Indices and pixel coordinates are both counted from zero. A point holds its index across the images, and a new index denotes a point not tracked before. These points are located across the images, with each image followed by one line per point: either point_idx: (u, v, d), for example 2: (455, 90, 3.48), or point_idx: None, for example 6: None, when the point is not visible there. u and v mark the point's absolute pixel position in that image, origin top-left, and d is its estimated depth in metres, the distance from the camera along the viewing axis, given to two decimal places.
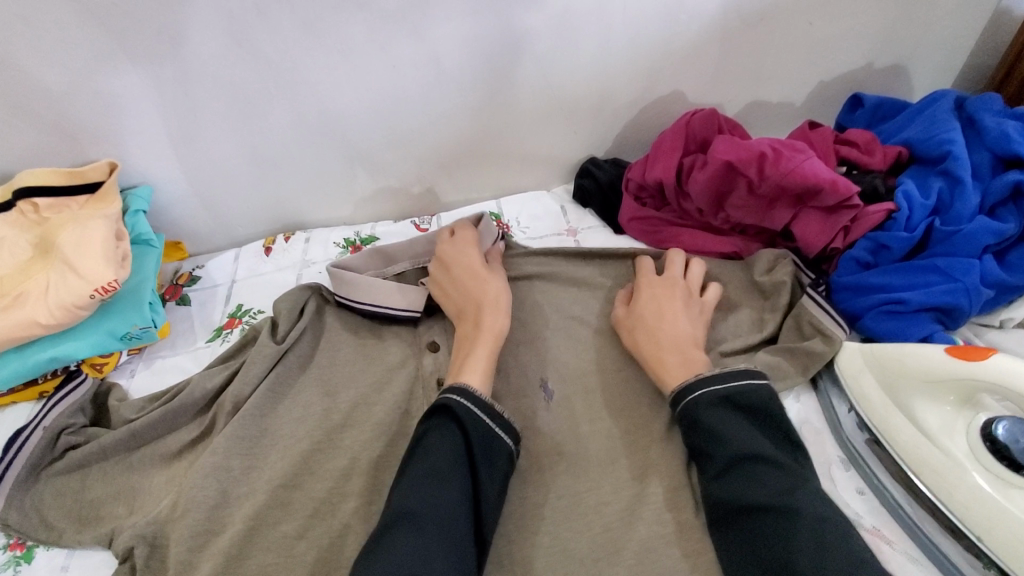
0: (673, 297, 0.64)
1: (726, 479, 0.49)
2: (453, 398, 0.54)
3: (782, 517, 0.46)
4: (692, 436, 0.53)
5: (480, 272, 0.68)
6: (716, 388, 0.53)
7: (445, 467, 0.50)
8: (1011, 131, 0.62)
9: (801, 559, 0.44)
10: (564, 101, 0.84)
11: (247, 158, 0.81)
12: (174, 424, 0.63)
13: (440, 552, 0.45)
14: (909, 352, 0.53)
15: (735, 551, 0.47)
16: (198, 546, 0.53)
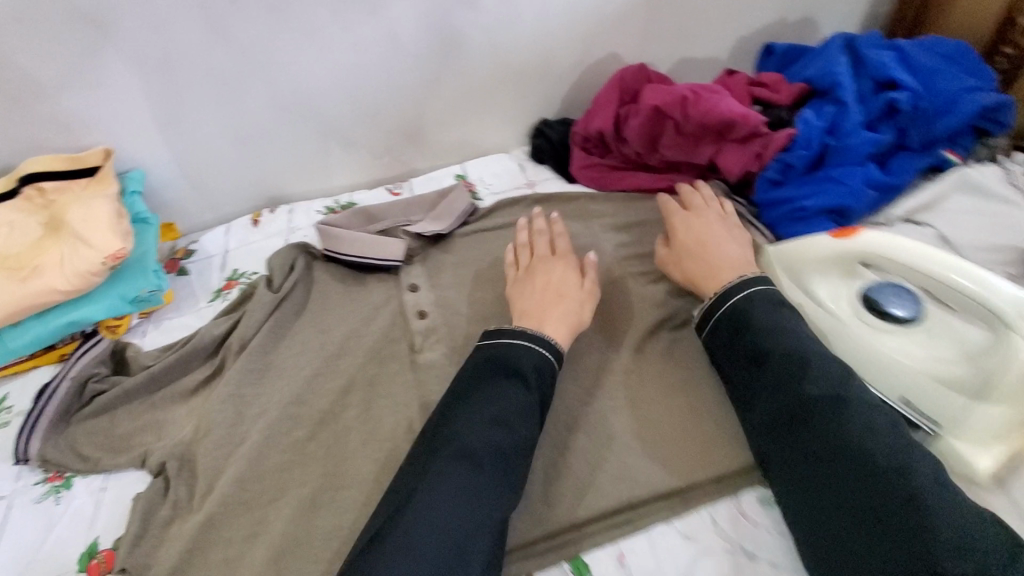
0: (713, 224, 0.71)
1: (770, 381, 0.55)
2: (532, 338, 0.60)
3: (831, 403, 0.51)
4: (740, 341, 0.59)
5: (567, 293, 0.67)
6: (762, 294, 0.61)
7: (517, 403, 0.55)
8: (887, 61, 0.73)
9: (852, 426, 0.50)
10: (513, 68, 0.94)
11: (230, 139, 0.89)
12: (187, 367, 0.71)
13: (490, 479, 0.51)
14: (806, 244, 0.63)
15: (788, 432, 0.53)
16: (223, 454, 0.62)
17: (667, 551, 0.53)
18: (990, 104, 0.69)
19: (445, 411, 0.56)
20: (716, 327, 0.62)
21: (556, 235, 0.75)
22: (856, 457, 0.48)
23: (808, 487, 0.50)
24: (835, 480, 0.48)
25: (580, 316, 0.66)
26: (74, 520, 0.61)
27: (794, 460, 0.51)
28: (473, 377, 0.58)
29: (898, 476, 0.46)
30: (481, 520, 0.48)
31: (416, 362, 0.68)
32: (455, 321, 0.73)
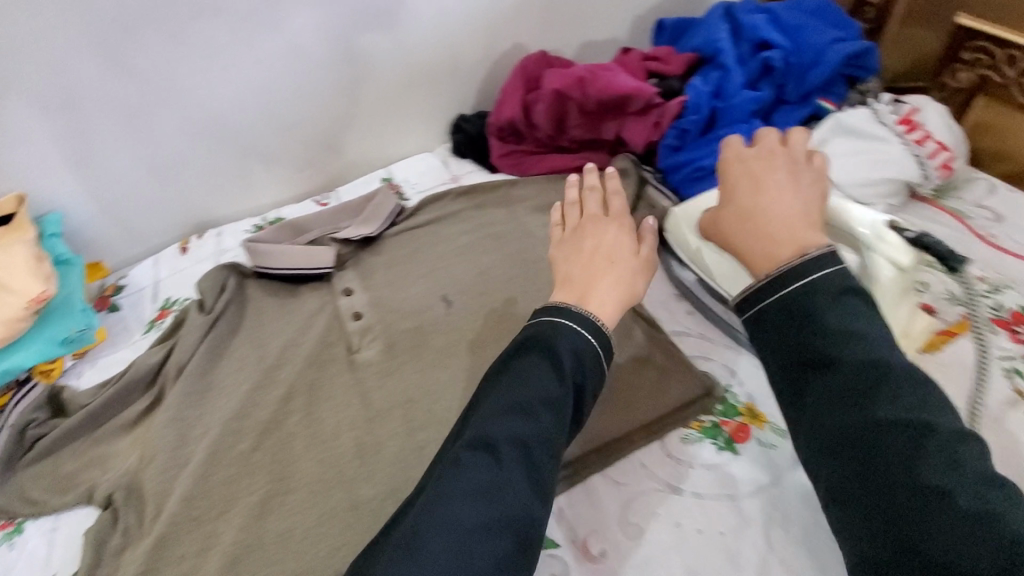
0: (775, 172, 0.52)
1: (831, 398, 0.41)
2: (580, 314, 0.51)
3: (909, 432, 0.38)
4: (798, 336, 0.43)
5: (618, 259, 0.57)
6: (829, 275, 0.44)
7: (546, 392, 0.46)
8: (759, 23, 0.78)
9: (930, 469, 0.37)
10: (422, 68, 0.96)
11: (147, 169, 0.88)
12: (127, 399, 0.71)
13: (514, 478, 0.43)
14: (702, 199, 0.70)
15: (849, 461, 0.40)
16: (170, 477, 0.62)
17: (603, 499, 0.55)
18: (854, 51, 0.75)
19: (473, 403, 0.49)
20: (760, 317, 0.45)
21: (610, 193, 0.63)
22: (936, 505, 0.36)
23: (867, 529, 0.38)
24: (902, 530, 0.37)
25: (630, 288, 0.55)
26: (27, 564, 0.61)
27: (850, 495, 0.40)
28: (504, 359, 0.50)
29: (991, 531, 0.34)
30: (497, 518, 0.42)
31: (354, 362, 0.70)
32: (390, 318, 0.75)
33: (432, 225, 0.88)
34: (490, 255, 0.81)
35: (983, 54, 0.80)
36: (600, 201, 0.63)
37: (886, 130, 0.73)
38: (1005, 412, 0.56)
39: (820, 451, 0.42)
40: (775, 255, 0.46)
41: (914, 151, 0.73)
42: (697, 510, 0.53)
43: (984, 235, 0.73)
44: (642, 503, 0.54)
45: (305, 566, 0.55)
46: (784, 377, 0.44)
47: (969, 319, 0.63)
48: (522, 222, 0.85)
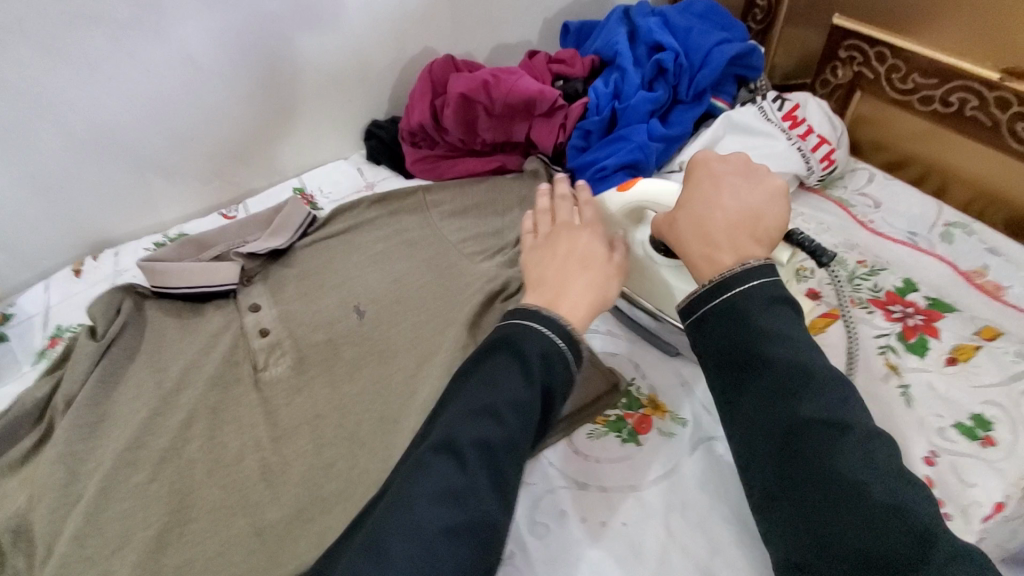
0: (730, 182, 0.56)
1: (762, 395, 0.46)
2: (552, 318, 0.52)
3: (828, 427, 0.43)
4: (735, 339, 0.48)
5: (594, 265, 0.59)
6: (761, 288, 0.49)
7: (516, 394, 0.47)
8: (652, 26, 0.82)
9: (844, 463, 0.41)
10: (330, 74, 0.94)
11: (32, 189, 0.82)
12: (13, 437, 0.66)
13: (480, 482, 0.43)
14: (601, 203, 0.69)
15: (777, 454, 0.44)
16: (58, 517, 0.58)
17: None
18: (737, 52, 0.80)
19: (445, 407, 0.49)
20: (702, 322, 0.50)
21: (584, 203, 0.67)
22: (846, 491, 0.41)
23: (791, 515, 0.43)
24: (823, 515, 0.41)
25: (604, 294, 0.58)
26: None
27: (776, 487, 0.44)
28: (479, 361, 0.51)
29: (896, 517, 0.39)
30: (468, 519, 0.42)
31: (260, 380, 0.68)
32: (300, 333, 0.73)
33: (346, 234, 0.86)
34: (403, 262, 0.80)
35: (857, 52, 0.88)
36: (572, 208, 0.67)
37: (774, 127, 0.78)
38: (877, 385, 0.60)
39: (751, 445, 0.46)
40: (717, 262, 0.51)
41: (799, 145, 0.78)
42: (602, 504, 0.55)
43: (865, 222, 0.79)
44: (549, 501, 0.55)
45: None
46: (722, 377, 0.49)
47: (853, 301, 0.68)
48: (436, 227, 0.85)
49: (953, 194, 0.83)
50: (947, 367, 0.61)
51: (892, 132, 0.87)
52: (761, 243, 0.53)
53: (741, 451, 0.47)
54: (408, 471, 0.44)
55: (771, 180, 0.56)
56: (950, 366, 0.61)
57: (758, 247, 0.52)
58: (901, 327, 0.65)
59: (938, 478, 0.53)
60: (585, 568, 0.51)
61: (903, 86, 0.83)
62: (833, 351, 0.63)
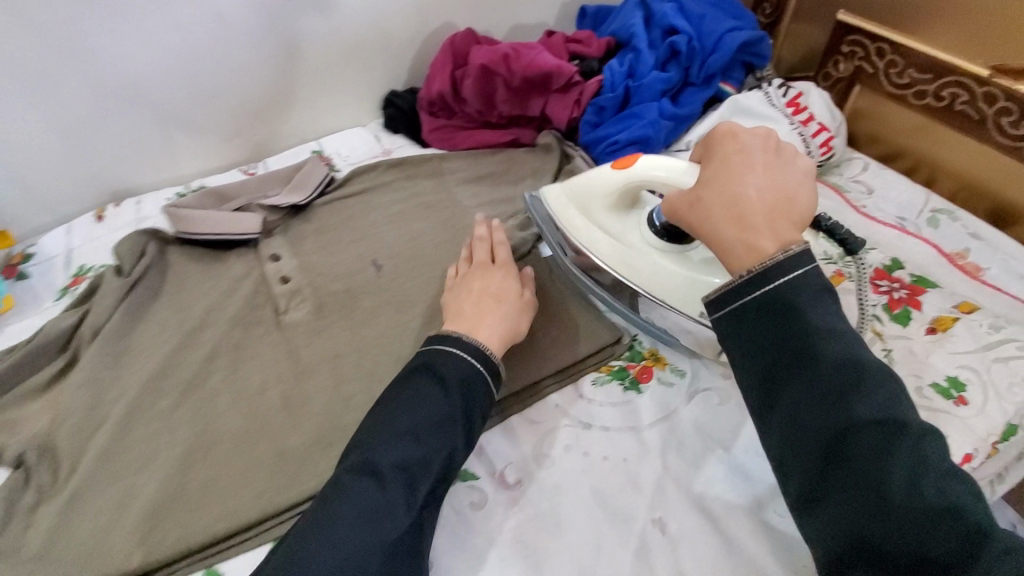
0: (760, 162, 0.54)
1: (809, 396, 0.43)
2: (467, 344, 0.57)
3: (884, 430, 0.41)
4: (780, 333, 0.44)
5: (505, 298, 0.64)
6: (805, 279, 0.45)
7: (433, 417, 0.52)
8: (668, 10, 0.86)
9: (899, 468, 0.40)
10: (353, 42, 0.97)
11: (56, 134, 0.84)
12: (37, 364, 0.68)
13: (397, 499, 0.48)
14: (596, 179, 0.68)
15: (827, 459, 0.42)
16: (84, 436, 0.61)
17: (520, 435, 0.60)
18: (747, 39, 0.85)
19: (367, 424, 0.52)
20: (739, 315, 0.47)
21: (496, 243, 0.71)
22: (904, 498, 0.39)
23: (840, 522, 0.41)
24: (879, 524, 0.40)
25: (518, 323, 0.63)
26: None
27: (825, 492, 0.42)
28: (402, 382, 0.55)
29: (952, 522, 0.39)
30: (387, 532, 0.46)
31: (282, 322, 0.71)
32: (319, 281, 0.76)
33: (363, 194, 0.89)
34: (419, 223, 0.83)
35: (858, 47, 0.92)
36: (490, 250, 0.70)
37: (777, 111, 0.83)
38: None
39: (796, 448, 0.43)
40: (759, 246, 0.48)
41: (800, 130, 0.83)
42: (604, 441, 0.59)
43: (858, 206, 0.84)
44: (555, 438, 0.60)
45: (230, 509, 0.55)
46: (762, 373, 0.45)
47: (841, 275, 0.72)
48: (452, 192, 0.88)
49: (941, 185, 0.88)
50: (926, 336, 0.66)
51: (887, 126, 0.92)
52: (797, 225, 0.50)
53: (784, 454, 0.44)
54: (328, 487, 0.49)
55: (800, 162, 0.55)
56: (929, 335, 0.66)
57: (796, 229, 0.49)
58: (886, 299, 0.69)
59: None
60: (587, 495, 0.55)
61: (900, 81, 0.88)
62: None
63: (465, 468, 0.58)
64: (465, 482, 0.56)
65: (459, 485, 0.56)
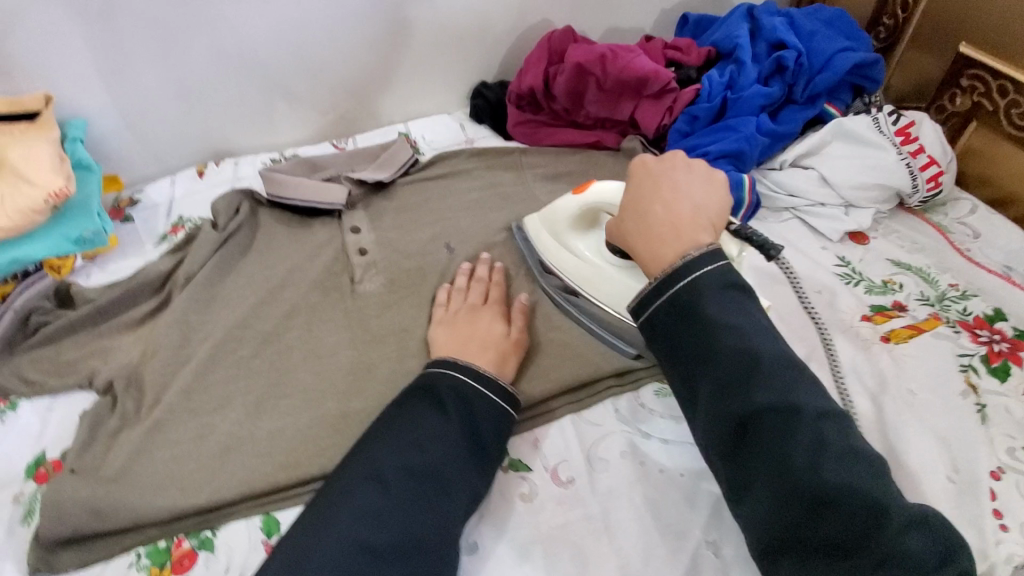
0: (673, 173, 0.57)
1: (716, 386, 0.46)
2: (465, 363, 0.56)
3: (781, 415, 0.43)
4: (688, 332, 0.48)
5: (491, 344, 0.61)
6: (709, 276, 0.48)
7: (435, 429, 0.51)
8: (778, 25, 0.85)
9: (798, 449, 0.42)
10: (453, 31, 1.00)
11: (174, 92, 0.90)
12: (134, 301, 0.73)
13: (405, 507, 0.47)
14: (555, 205, 0.72)
15: (732, 447, 0.45)
16: (169, 372, 0.65)
17: (575, 435, 0.59)
18: (860, 61, 0.83)
19: (368, 442, 0.51)
20: (654, 319, 0.49)
21: (493, 284, 0.70)
22: (804, 480, 0.42)
23: (760, 509, 0.44)
24: (786, 505, 0.42)
25: (503, 369, 0.60)
26: (17, 437, 0.61)
27: (742, 481, 0.45)
28: (398, 405, 0.53)
29: (850, 498, 0.40)
30: (411, 535, 0.46)
31: (356, 291, 0.73)
32: (395, 257, 0.78)
33: (443, 179, 0.91)
34: (496, 213, 0.84)
35: (978, 82, 0.87)
36: (483, 289, 0.69)
37: (885, 139, 0.81)
38: (953, 398, 0.60)
39: (710, 439, 0.46)
40: (660, 257, 0.51)
41: (908, 161, 0.80)
42: (662, 454, 0.57)
43: (961, 250, 0.79)
44: (612, 443, 0.59)
45: (293, 461, 0.57)
46: (675, 371, 0.49)
47: (938, 318, 0.68)
48: (530, 186, 0.89)
49: None
50: None
51: (999, 170, 0.86)
52: (709, 230, 0.52)
53: (706, 446, 0.47)
54: (333, 496, 0.47)
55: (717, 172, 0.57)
56: None
57: (702, 233, 0.51)
58: (985, 351, 0.64)
59: (1002, 493, 0.54)
60: (641, 505, 0.54)
61: (1020, 123, 0.82)
62: (913, 359, 0.64)
63: (517, 458, 0.57)
64: (517, 472, 0.56)
65: (510, 475, 0.56)
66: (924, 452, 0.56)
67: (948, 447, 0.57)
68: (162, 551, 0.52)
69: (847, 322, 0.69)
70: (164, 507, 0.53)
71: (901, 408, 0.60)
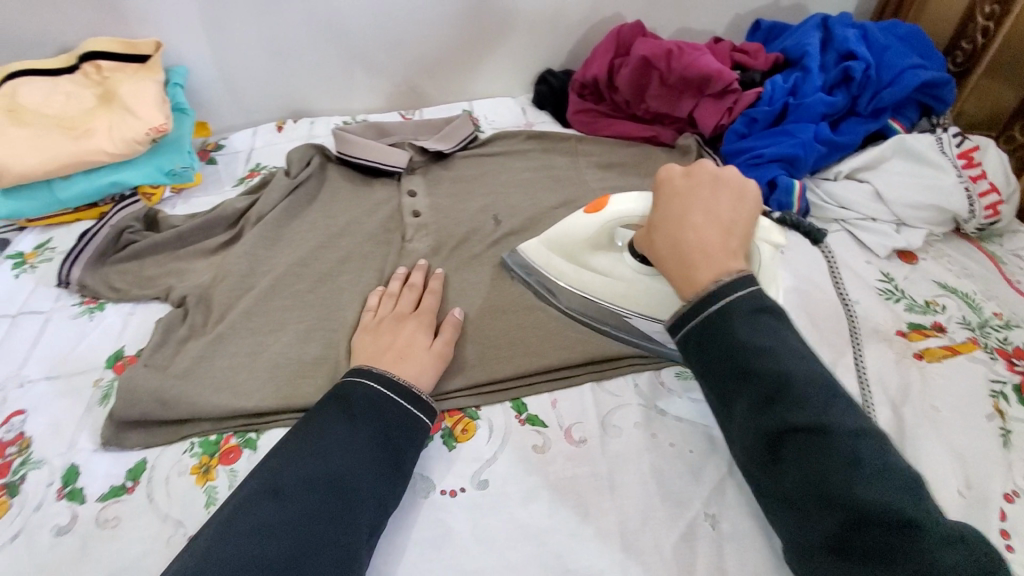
0: (705, 191, 0.54)
1: (749, 408, 0.46)
2: (373, 370, 0.56)
3: (815, 436, 0.43)
4: (719, 353, 0.47)
5: (410, 356, 0.60)
6: (742, 298, 0.48)
7: (338, 439, 0.51)
8: (850, 37, 0.85)
9: (835, 469, 0.43)
10: (526, 18, 1.04)
11: (264, 50, 0.97)
12: (210, 231, 0.80)
13: (305, 519, 0.46)
14: (565, 226, 0.62)
15: (769, 463, 0.46)
16: (234, 296, 0.72)
17: (593, 401, 0.63)
18: (930, 79, 0.82)
19: (277, 453, 0.50)
20: (688, 338, 0.49)
21: (426, 293, 0.69)
22: (843, 500, 0.42)
23: (802, 523, 0.45)
24: (825, 523, 0.43)
25: (421, 381, 0.58)
26: (102, 333, 0.69)
27: (782, 497, 0.46)
28: (311, 415, 0.53)
29: (888, 518, 0.41)
30: (301, 550, 0.44)
31: (405, 248, 0.78)
32: (445, 221, 0.82)
33: (499, 156, 0.95)
34: (545, 193, 0.88)
35: None
36: (415, 299, 0.69)
37: (945, 160, 0.80)
38: (977, 419, 0.60)
39: (748, 455, 0.47)
40: (696, 282, 0.49)
41: (968, 185, 0.78)
42: (675, 430, 0.60)
43: (1014, 281, 0.77)
44: (626, 413, 0.61)
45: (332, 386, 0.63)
46: (709, 389, 0.49)
47: (976, 342, 0.68)
48: (581, 171, 0.91)
49: None
50: None
51: None
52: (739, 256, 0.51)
53: (744, 460, 0.48)
54: (233, 508, 0.46)
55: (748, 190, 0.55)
56: None
57: (735, 263, 0.50)
58: (1019, 379, 0.64)
59: (1012, 513, 0.54)
60: (647, 472, 0.56)
61: None
62: (943, 378, 0.64)
63: (535, 414, 0.62)
64: (533, 427, 0.60)
65: (526, 428, 0.60)
66: (939, 464, 0.57)
67: (964, 464, 0.57)
68: (213, 443, 0.59)
69: (880, 335, 0.69)
70: (218, 406, 0.60)
71: (921, 421, 0.60)
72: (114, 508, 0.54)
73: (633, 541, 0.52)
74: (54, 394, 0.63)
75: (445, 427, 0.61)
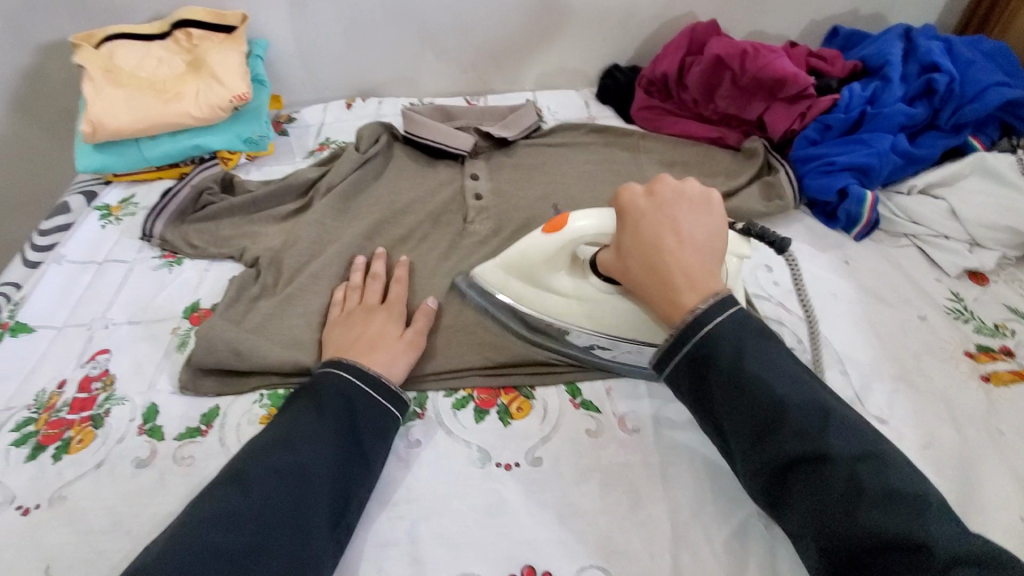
0: (673, 208, 0.54)
1: (747, 439, 0.46)
2: (341, 361, 0.58)
3: (811, 465, 0.43)
4: (707, 387, 0.48)
5: (381, 345, 0.61)
6: (724, 328, 0.48)
7: (293, 432, 0.52)
8: (935, 49, 0.83)
9: (840, 498, 0.42)
10: (598, 11, 1.04)
11: (341, 28, 1.00)
12: (282, 198, 0.83)
13: (265, 507, 0.46)
14: (523, 248, 0.62)
15: (776, 496, 0.45)
16: (302, 260, 0.74)
17: (649, 394, 0.63)
18: (1015, 98, 0.80)
19: (249, 447, 0.51)
20: (679, 374, 0.50)
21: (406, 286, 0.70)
22: (853, 531, 0.41)
23: (818, 559, 0.43)
24: (840, 556, 0.42)
25: (391, 372, 0.59)
26: (180, 285, 0.73)
27: (794, 532, 0.45)
28: (283, 412, 0.55)
29: (901, 546, 0.40)
30: (261, 540, 0.45)
31: (466, 230, 0.80)
32: (506, 207, 0.83)
33: (561, 146, 0.95)
34: (605, 185, 0.87)
35: None
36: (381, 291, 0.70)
37: None
38: None
39: (756, 490, 0.47)
40: (678, 303, 0.50)
41: None
42: None
43: None
44: (680, 408, 0.62)
45: None
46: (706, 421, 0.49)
47: None
48: (643, 166, 0.91)
49: None
50: None
51: None
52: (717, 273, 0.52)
53: (753, 495, 0.48)
54: (197, 501, 0.47)
55: (716, 203, 0.55)
56: None
57: (717, 280, 0.51)
58: None
59: None
60: (700, 466, 0.57)
61: None
62: (1011, 404, 0.62)
63: (589, 400, 0.62)
64: (587, 411, 0.61)
65: (580, 412, 0.61)
66: (1003, 488, 0.56)
67: None
68: (280, 397, 0.62)
69: (947, 354, 0.67)
70: (286, 362, 0.62)
71: (985, 444, 0.59)
72: (189, 448, 0.58)
73: (682, 532, 0.52)
74: (135, 338, 0.67)
75: (501, 404, 0.62)
